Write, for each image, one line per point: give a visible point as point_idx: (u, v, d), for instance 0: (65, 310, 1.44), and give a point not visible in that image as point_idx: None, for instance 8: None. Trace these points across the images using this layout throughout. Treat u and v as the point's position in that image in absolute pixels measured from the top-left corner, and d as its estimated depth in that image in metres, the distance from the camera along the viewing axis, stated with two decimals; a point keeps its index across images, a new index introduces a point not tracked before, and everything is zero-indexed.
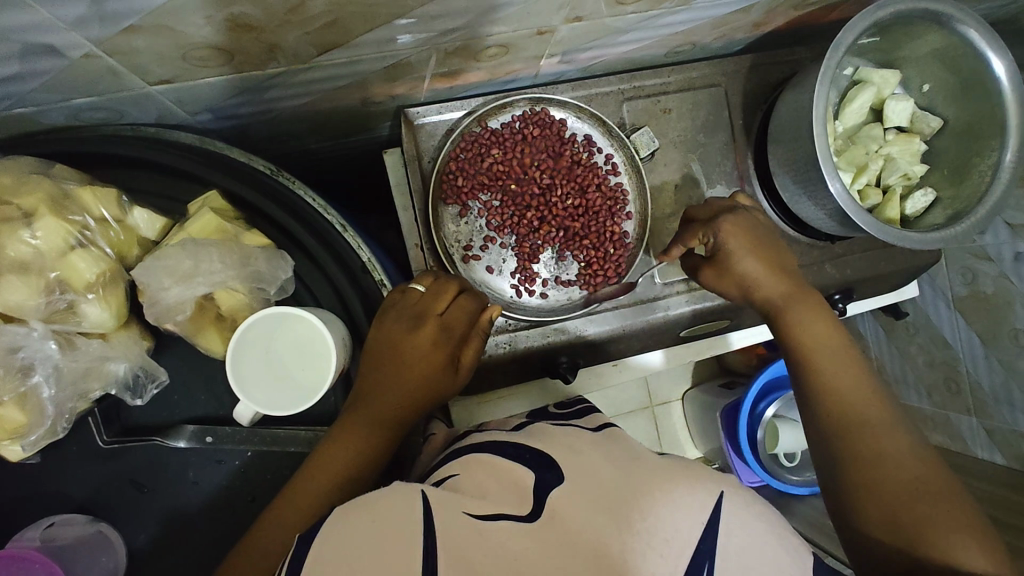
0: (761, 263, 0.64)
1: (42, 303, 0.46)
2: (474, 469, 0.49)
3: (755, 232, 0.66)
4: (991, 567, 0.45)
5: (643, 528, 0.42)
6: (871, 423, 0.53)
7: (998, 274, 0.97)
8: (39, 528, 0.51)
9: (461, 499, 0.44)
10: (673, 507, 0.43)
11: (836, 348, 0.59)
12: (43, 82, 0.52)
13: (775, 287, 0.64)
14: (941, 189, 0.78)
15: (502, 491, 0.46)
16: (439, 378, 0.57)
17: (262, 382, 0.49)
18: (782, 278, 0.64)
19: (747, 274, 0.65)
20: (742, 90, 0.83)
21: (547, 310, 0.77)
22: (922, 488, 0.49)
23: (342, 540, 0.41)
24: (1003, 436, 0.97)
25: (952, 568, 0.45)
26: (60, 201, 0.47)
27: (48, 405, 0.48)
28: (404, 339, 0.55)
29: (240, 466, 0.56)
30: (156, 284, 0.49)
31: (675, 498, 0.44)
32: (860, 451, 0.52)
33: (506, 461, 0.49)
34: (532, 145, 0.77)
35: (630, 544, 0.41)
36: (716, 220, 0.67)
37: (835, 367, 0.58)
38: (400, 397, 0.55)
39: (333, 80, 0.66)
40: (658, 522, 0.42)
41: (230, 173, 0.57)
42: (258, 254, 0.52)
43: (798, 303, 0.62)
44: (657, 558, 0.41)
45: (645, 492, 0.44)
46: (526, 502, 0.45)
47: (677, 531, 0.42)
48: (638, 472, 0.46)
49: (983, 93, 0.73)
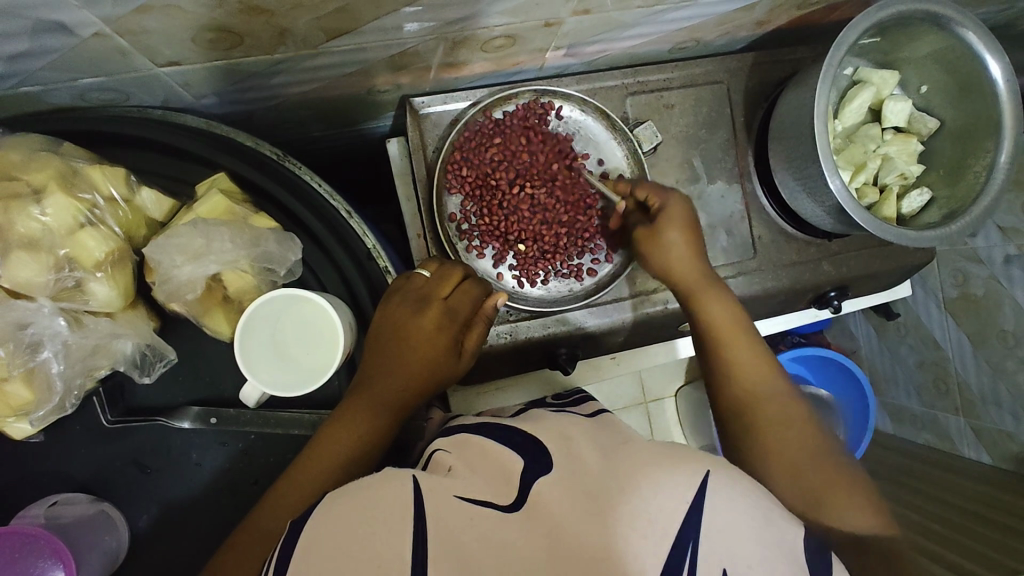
0: (687, 244, 0.68)
1: (51, 280, 0.46)
2: (467, 452, 0.49)
3: (687, 209, 0.70)
4: (873, 522, 0.54)
5: (627, 508, 0.42)
6: (774, 404, 0.61)
7: (988, 276, 0.99)
8: (42, 506, 0.51)
9: (453, 483, 0.44)
10: (656, 489, 0.44)
11: (739, 330, 0.65)
12: (52, 61, 0.52)
13: (691, 270, 0.68)
14: (937, 189, 0.79)
15: (495, 476, 0.46)
16: (443, 361, 0.58)
17: (268, 363, 0.49)
18: (700, 265, 0.68)
19: (671, 255, 0.68)
20: (744, 88, 0.84)
21: (548, 301, 0.78)
22: (831, 477, 0.55)
23: (330, 525, 0.42)
24: (991, 437, 1.01)
25: (843, 528, 0.53)
26: (70, 178, 0.47)
27: (57, 381, 0.48)
28: (409, 320, 0.55)
29: (243, 448, 0.56)
30: (168, 262, 0.49)
31: (659, 480, 0.44)
32: (770, 427, 0.60)
33: (499, 445, 0.49)
34: (535, 137, 0.77)
35: (614, 527, 0.41)
36: (664, 194, 0.70)
37: (743, 357, 0.64)
38: (404, 379, 0.56)
39: (339, 67, 0.66)
40: (641, 501, 0.43)
41: (238, 156, 0.57)
42: (268, 236, 0.52)
43: (708, 294, 0.67)
44: (641, 540, 0.41)
45: (629, 476, 0.45)
46: (508, 491, 0.45)
47: (660, 510, 0.42)
48: (627, 456, 0.47)
49: (978, 95, 0.74)
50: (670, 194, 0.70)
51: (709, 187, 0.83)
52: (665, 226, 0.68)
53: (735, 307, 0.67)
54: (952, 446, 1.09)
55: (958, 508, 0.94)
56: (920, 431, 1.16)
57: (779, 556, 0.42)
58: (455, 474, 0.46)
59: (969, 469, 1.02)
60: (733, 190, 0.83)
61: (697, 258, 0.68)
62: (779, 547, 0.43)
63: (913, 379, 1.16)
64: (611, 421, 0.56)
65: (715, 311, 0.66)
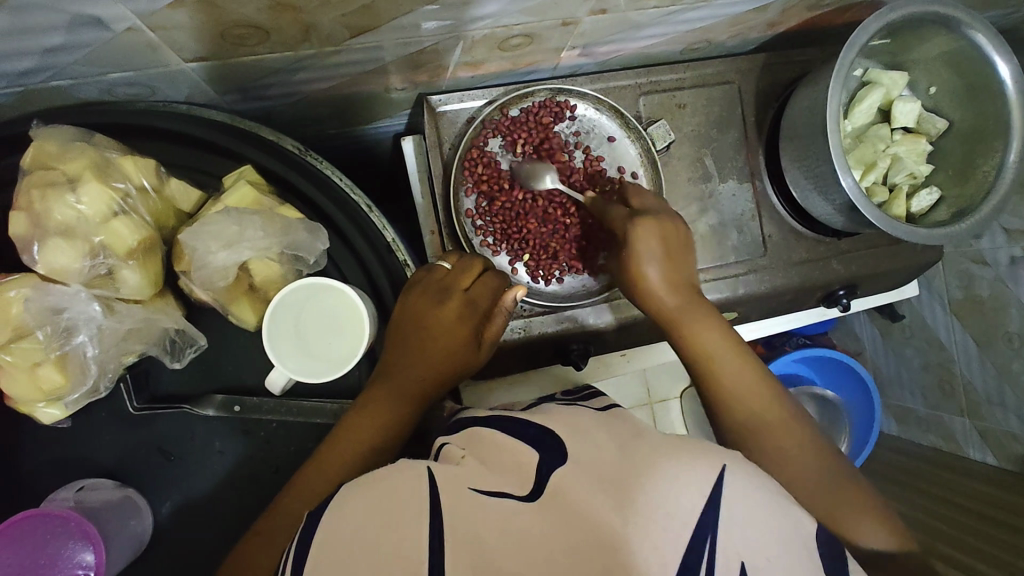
0: (666, 271, 0.63)
1: (85, 267, 0.47)
2: (481, 446, 0.50)
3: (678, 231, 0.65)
4: (888, 536, 0.54)
5: (646, 499, 0.42)
6: (778, 428, 0.58)
7: (994, 278, 1.00)
8: (71, 490, 0.52)
9: (466, 475, 0.45)
10: (675, 480, 0.43)
11: (732, 352, 0.62)
12: (85, 55, 0.53)
13: (673, 299, 0.63)
14: (947, 188, 0.80)
15: (511, 468, 0.47)
16: (463, 351, 0.58)
17: (295, 350, 0.50)
18: (681, 291, 0.63)
19: (645, 270, 0.63)
20: (755, 88, 0.85)
21: (561, 296, 0.79)
22: (841, 499, 0.55)
23: (345, 520, 0.43)
24: (995, 438, 1.02)
25: (866, 549, 0.53)
26: (104, 168, 0.48)
27: (90, 364, 0.49)
28: (434, 311, 0.56)
29: (265, 436, 0.57)
30: (203, 249, 0.50)
31: (678, 475, 0.44)
32: (776, 455, 0.57)
33: (511, 438, 0.50)
34: (551, 134, 0.78)
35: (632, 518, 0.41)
36: (633, 223, 0.63)
37: (740, 384, 0.60)
38: (425, 368, 0.57)
39: (360, 65, 0.68)
40: (662, 493, 0.42)
41: (263, 149, 0.58)
42: (297, 226, 0.53)
43: (696, 319, 0.62)
44: (663, 529, 0.40)
45: (647, 468, 0.44)
46: (525, 482, 0.45)
47: (682, 506, 0.42)
48: (643, 449, 0.47)
49: (987, 96, 0.75)
50: (637, 221, 0.63)
51: (720, 186, 0.84)
52: (641, 258, 0.62)
53: (725, 330, 0.63)
54: (956, 448, 1.10)
55: (964, 508, 0.94)
56: (925, 433, 1.16)
57: (789, 545, 0.42)
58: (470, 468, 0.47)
59: (975, 470, 1.03)
60: (744, 188, 0.85)
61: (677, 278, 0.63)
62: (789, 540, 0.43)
63: (919, 381, 1.16)
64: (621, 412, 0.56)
65: (706, 340, 0.62)
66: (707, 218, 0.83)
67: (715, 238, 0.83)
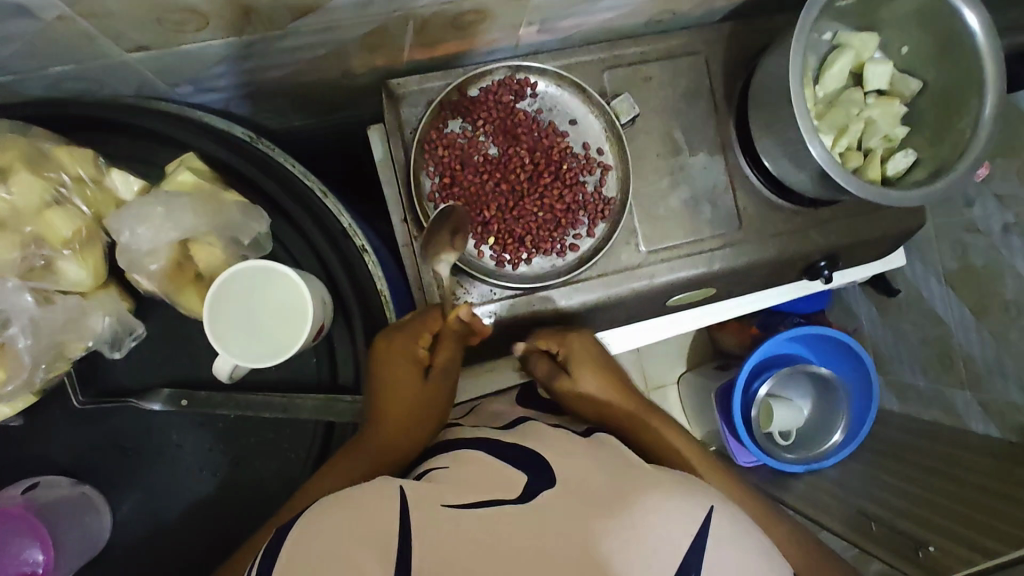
0: (602, 368, 0.72)
1: (18, 257, 0.47)
2: (464, 466, 0.51)
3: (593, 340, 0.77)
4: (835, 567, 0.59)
5: (631, 532, 0.42)
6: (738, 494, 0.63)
7: (988, 246, 0.97)
8: (21, 488, 0.51)
9: (444, 491, 0.46)
10: (662, 517, 0.43)
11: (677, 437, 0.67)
12: (20, 48, 0.53)
13: (624, 398, 0.70)
14: (922, 150, 0.78)
15: (496, 482, 0.48)
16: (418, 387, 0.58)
17: (238, 335, 0.49)
18: (623, 392, 0.71)
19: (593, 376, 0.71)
20: (722, 58, 0.83)
21: (531, 278, 0.77)
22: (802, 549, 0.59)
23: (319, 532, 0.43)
24: (999, 409, 0.97)
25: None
26: (36, 158, 0.48)
27: (24, 355, 0.48)
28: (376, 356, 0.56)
29: (223, 428, 0.56)
30: (128, 231, 0.49)
31: (664, 508, 0.44)
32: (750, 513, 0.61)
33: (496, 463, 0.51)
34: (511, 111, 0.76)
35: (616, 550, 0.41)
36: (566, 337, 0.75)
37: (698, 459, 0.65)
38: (394, 411, 0.56)
39: (311, 49, 0.67)
40: (646, 530, 0.42)
41: (207, 136, 0.57)
42: (233, 208, 0.52)
43: (648, 416, 0.69)
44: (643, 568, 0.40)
45: (629, 502, 0.44)
46: (511, 493, 0.46)
47: (666, 541, 0.42)
48: (630, 483, 0.47)
49: (960, 52, 0.73)
50: (573, 333, 0.75)
51: (691, 160, 0.82)
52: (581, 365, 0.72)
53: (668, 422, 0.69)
54: (958, 420, 1.06)
55: (965, 483, 0.92)
56: (926, 408, 1.14)
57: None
58: (453, 486, 0.47)
59: (975, 442, 1.00)
60: (716, 161, 0.83)
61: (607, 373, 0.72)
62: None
63: (917, 356, 1.14)
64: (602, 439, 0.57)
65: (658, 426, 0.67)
66: (679, 192, 0.81)
67: (688, 213, 0.82)
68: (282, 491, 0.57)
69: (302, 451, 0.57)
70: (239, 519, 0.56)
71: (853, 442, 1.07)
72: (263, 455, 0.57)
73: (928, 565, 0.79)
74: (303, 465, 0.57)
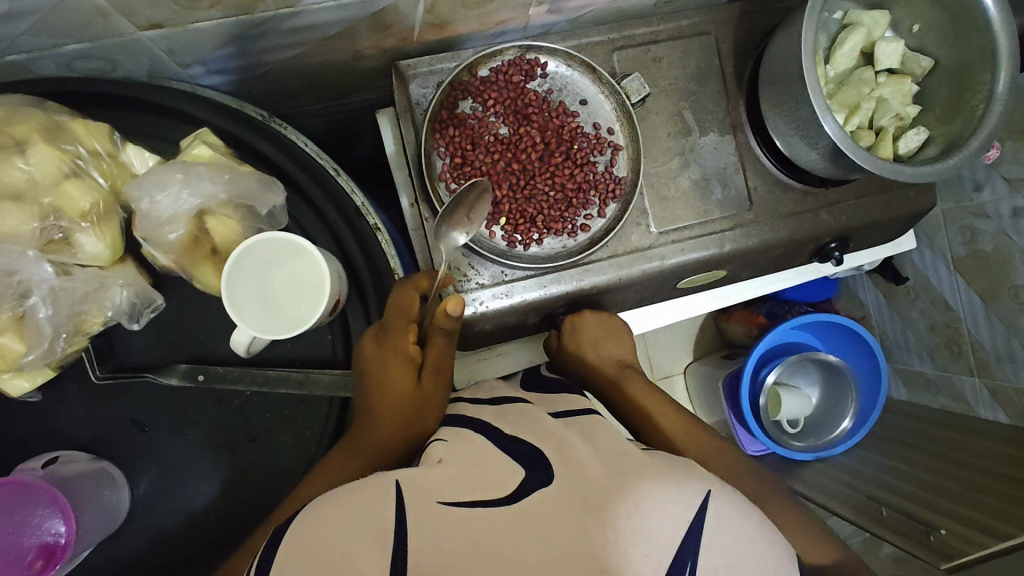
0: (596, 345, 0.75)
1: (36, 230, 0.47)
2: (458, 456, 0.49)
3: (611, 319, 0.78)
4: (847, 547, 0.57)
5: (633, 517, 0.41)
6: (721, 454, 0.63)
7: (997, 231, 0.96)
8: (41, 462, 0.52)
9: (439, 486, 0.45)
10: (663, 506, 0.43)
11: (660, 403, 0.68)
12: (34, 24, 0.53)
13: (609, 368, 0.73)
14: (934, 128, 0.78)
15: (493, 472, 0.47)
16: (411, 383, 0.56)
17: (255, 307, 0.50)
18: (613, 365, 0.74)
19: (590, 355, 0.74)
20: (732, 38, 0.83)
21: (542, 259, 0.77)
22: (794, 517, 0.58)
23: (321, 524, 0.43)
24: (1005, 396, 0.98)
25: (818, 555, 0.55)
26: (53, 131, 0.48)
27: (45, 326, 0.48)
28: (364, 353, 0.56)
29: (239, 405, 0.57)
30: (148, 199, 0.50)
31: (664, 497, 0.44)
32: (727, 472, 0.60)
33: (490, 454, 0.49)
34: (521, 91, 0.76)
35: (615, 543, 0.40)
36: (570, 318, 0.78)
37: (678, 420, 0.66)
38: (388, 408, 0.54)
39: (322, 29, 0.66)
40: (644, 520, 0.42)
41: (222, 112, 0.57)
42: (249, 176, 0.52)
43: (634, 383, 0.71)
44: (641, 558, 0.40)
45: (630, 488, 0.44)
46: (505, 487, 0.45)
47: (663, 531, 0.42)
48: (631, 466, 0.47)
49: (974, 29, 0.72)
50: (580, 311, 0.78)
51: (701, 140, 0.82)
52: (582, 343, 0.75)
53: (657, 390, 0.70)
54: (968, 409, 1.06)
55: (977, 469, 0.91)
56: (934, 396, 1.13)
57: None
58: (449, 478, 0.46)
59: (983, 429, 0.99)
60: (726, 141, 0.82)
61: (609, 355, 0.75)
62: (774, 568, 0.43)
63: (925, 343, 1.13)
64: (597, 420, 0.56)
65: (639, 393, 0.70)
66: (690, 173, 0.81)
67: (698, 195, 0.81)
68: (299, 468, 0.57)
69: (317, 428, 0.57)
70: (256, 496, 0.56)
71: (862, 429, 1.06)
72: (279, 431, 0.57)
73: (940, 548, 0.79)
74: (317, 443, 0.57)
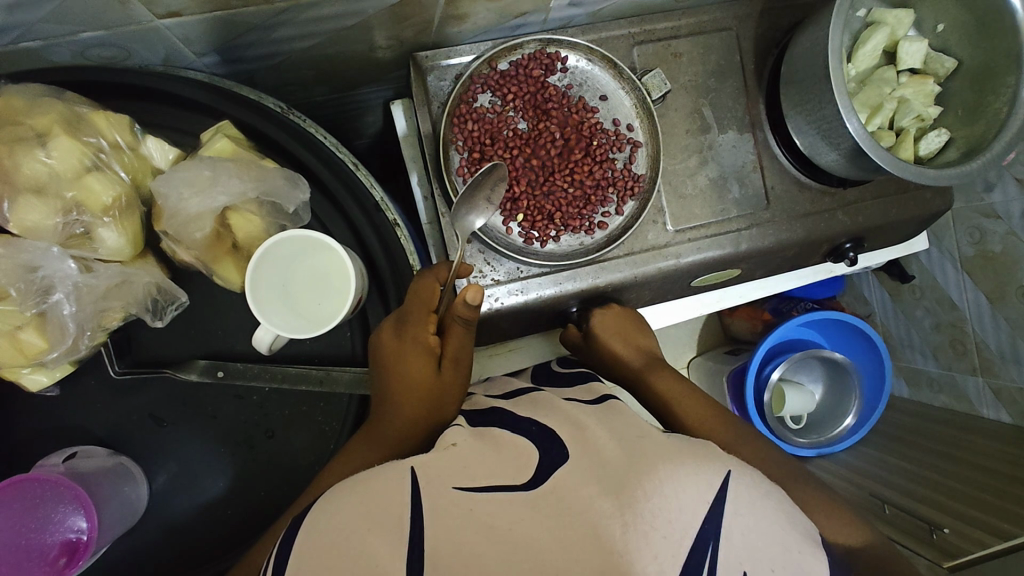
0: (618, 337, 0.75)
1: (59, 225, 0.46)
2: (470, 441, 0.48)
3: (626, 313, 0.78)
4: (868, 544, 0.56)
5: (654, 505, 0.40)
6: (749, 438, 0.62)
7: (1006, 232, 0.95)
8: (61, 457, 0.52)
9: (455, 472, 0.43)
10: (682, 488, 0.42)
11: (686, 391, 0.68)
12: (50, 11, 0.51)
13: (635, 360, 0.73)
14: (955, 130, 0.77)
15: (510, 455, 0.46)
16: (431, 375, 0.55)
17: (280, 309, 0.50)
18: (639, 355, 0.74)
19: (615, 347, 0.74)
20: (754, 35, 0.82)
21: (559, 256, 0.76)
22: (825, 509, 0.57)
23: (333, 512, 0.42)
24: (1009, 395, 0.97)
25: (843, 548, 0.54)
26: (74, 122, 0.48)
27: (69, 322, 0.48)
28: (385, 342, 0.54)
29: (259, 401, 0.56)
30: (175, 196, 0.49)
31: (682, 479, 0.42)
32: (755, 460, 0.60)
33: (508, 441, 0.48)
34: (540, 86, 0.75)
35: (632, 525, 0.39)
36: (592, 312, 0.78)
37: (704, 407, 0.65)
38: (405, 398, 0.53)
39: (340, 19, 0.65)
40: (663, 502, 0.41)
41: (242, 104, 0.56)
42: (275, 173, 0.52)
43: (657, 371, 0.71)
44: (661, 541, 0.39)
45: (649, 472, 0.43)
46: (522, 476, 0.44)
47: (682, 513, 0.40)
48: (646, 450, 0.46)
49: (1000, 30, 0.71)
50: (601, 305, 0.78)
51: (719, 138, 0.81)
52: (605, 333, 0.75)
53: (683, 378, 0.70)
54: (971, 408, 1.06)
55: (982, 468, 0.91)
56: (937, 394, 1.13)
57: (797, 559, 0.41)
58: (465, 462, 0.44)
59: (987, 429, 0.99)
60: (744, 139, 0.82)
61: (632, 346, 0.75)
62: (797, 550, 0.42)
63: (929, 342, 1.13)
64: (616, 405, 0.55)
65: (664, 382, 0.69)
66: (707, 171, 0.81)
67: (715, 193, 0.81)
68: (317, 464, 0.57)
69: (336, 424, 0.57)
70: (273, 491, 0.56)
71: (865, 426, 1.07)
72: (299, 427, 0.57)
73: (943, 547, 0.80)
74: (336, 439, 0.57)
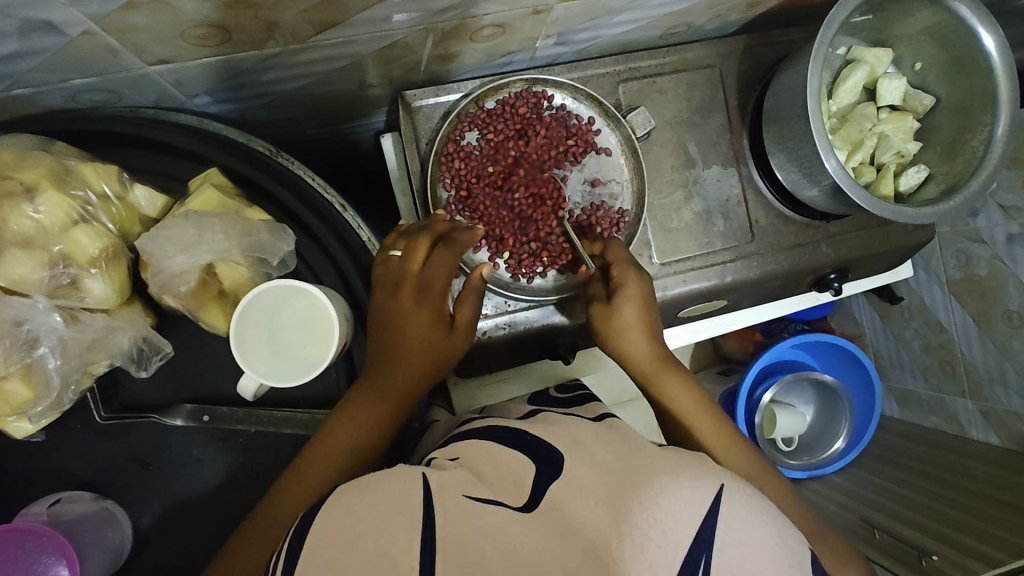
0: (641, 323, 0.65)
1: (45, 277, 0.47)
2: (473, 458, 0.47)
3: (647, 287, 0.67)
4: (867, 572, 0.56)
5: (643, 519, 0.39)
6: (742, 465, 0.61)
7: (991, 257, 0.96)
8: (44, 504, 0.52)
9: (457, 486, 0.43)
10: (674, 498, 0.40)
11: (696, 405, 0.64)
12: (41, 63, 0.52)
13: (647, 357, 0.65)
14: (935, 166, 0.79)
15: (503, 476, 0.45)
16: (439, 337, 0.57)
17: (266, 356, 0.51)
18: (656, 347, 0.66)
19: (626, 333, 0.65)
20: (737, 71, 0.84)
21: (546, 290, 0.78)
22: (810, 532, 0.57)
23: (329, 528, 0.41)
24: (998, 418, 0.98)
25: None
26: (62, 176, 0.49)
27: (53, 376, 0.49)
28: (404, 307, 0.55)
29: (245, 443, 0.57)
30: (160, 254, 0.50)
31: (675, 490, 0.41)
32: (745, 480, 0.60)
33: (507, 453, 0.47)
34: (526, 123, 0.77)
35: (628, 536, 0.38)
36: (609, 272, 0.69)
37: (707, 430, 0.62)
38: (410, 363, 0.55)
39: (330, 61, 0.66)
40: (658, 513, 0.39)
41: (232, 151, 0.57)
42: (260, 228, 0.53)
43: (665, 375, 0.65)
44: (657, 550, 0.38)
45: (642, 486, 0.41)
46: (520, 492, 0.43)
47: (676, 524, 0.39)
48: None
49: (975, 69, 0.73)
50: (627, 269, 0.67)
51: (704, 172, 0.82)
52: (620, 302, 0.65)
53: (693, 386, 0.65)
54: (960, 430, 1.07)
55: (970, 491, 0.92)
56: (927, 415, 1.14)
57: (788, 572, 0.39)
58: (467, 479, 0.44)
59: (977, 451, 1.00)
60: (729, 173, 0.83)
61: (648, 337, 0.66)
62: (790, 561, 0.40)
63: (918, 364, 1.14)
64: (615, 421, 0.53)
65: (674, 393, 0.64)
66: (693, 205, 0.82)
67: (701, 226, 0.82)
68: None
69: None
70: None
71: (855, 449, 1.08)
72: (283, 468, 0.57)
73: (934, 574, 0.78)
74: None
